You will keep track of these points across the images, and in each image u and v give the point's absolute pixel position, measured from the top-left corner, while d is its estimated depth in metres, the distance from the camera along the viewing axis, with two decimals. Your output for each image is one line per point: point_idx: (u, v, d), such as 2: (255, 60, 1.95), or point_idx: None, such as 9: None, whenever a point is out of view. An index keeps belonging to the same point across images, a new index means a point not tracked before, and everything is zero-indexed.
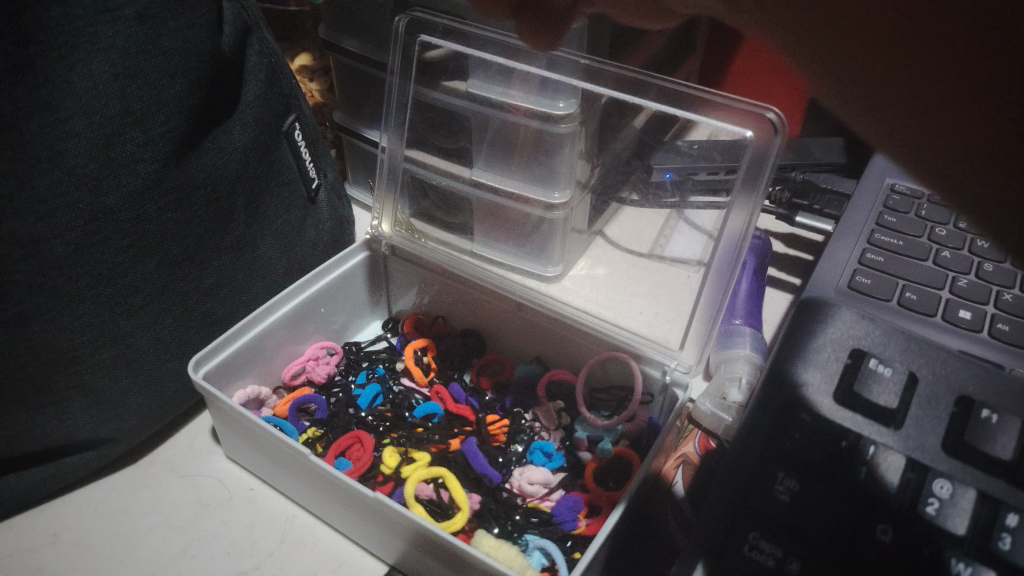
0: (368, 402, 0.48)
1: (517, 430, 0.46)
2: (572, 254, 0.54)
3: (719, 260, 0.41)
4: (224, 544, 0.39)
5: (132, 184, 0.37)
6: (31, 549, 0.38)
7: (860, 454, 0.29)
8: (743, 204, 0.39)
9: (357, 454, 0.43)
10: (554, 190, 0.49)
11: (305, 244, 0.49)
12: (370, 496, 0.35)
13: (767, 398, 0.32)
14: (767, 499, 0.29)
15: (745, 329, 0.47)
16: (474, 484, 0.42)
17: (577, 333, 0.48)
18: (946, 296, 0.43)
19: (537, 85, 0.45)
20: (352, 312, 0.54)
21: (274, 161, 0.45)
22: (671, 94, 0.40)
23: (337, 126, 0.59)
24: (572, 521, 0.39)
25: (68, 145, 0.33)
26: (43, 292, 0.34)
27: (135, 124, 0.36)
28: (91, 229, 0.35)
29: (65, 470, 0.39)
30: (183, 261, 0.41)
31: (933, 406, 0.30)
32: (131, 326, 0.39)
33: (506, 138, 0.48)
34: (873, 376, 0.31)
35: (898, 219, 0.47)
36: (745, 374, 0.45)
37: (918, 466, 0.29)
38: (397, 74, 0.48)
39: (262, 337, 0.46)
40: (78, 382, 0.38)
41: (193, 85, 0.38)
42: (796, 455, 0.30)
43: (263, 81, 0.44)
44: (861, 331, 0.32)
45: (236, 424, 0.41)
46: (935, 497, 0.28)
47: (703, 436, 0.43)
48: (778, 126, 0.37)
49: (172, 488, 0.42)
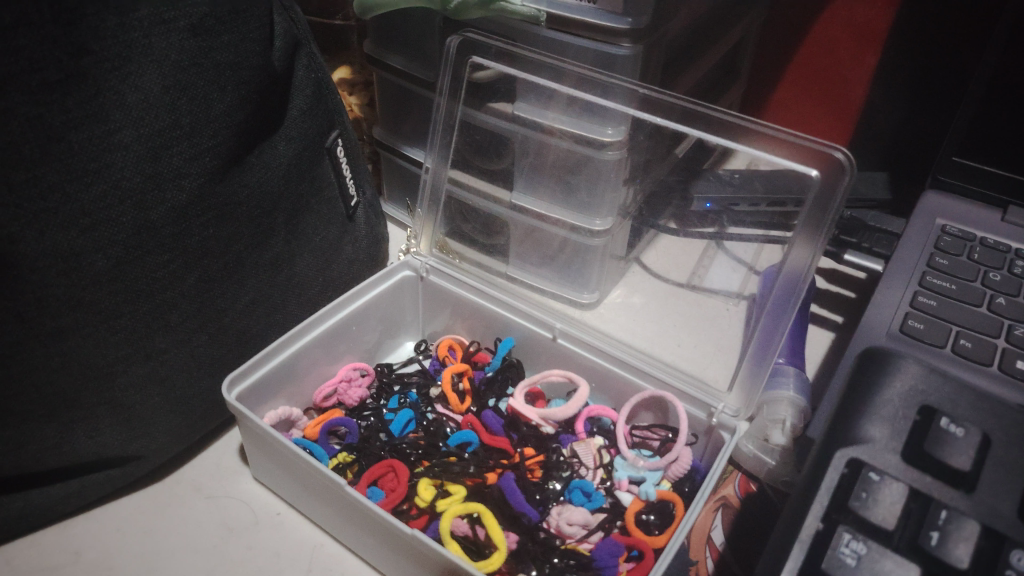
0: (400, 428, 0.46)
1: (555, 466, 0.44)
2: (607, 282, 0.53)
3: (775, 298, 0.41)
4: (250, 571, 0.38)
5: (177, 198, 0.36)
6: (54, 567, 0.37)
7: (931, 519, 0.27)
8: (807, 242, 0.39)
9: (391, 485, 0.41)
10: (596, 217, 0.48)
11: (342, 263, 0.48)
12: (406, 531, 0.34)
13: (829, 456, 0.30)
14: (832, 560, 0.27)
15: (789, 368, 0.45)
16: (511, 522, 0.40)
17: (619, 367, 0.46)
18: (1002, 346, 0.41)
19: (585, 111, 0.44)
20: (386, 332, 0.53)
21: (315, 178, 0.44)
22: (725, 126, 0.39)
23: (376, 142, 0.58)
24: (613, 568, 0.37)
25: (114, 157, 0.33)
26: (82, 306, 0.34)
27: (183, 138, 0.35)
28: (133, 244, 0.35)
29: (91, 486, 0.39)
30: (222, 277, 0.40)
31: (1007, 470, 0.29)
32: (166, 343, 0.38)
33: (541, 160, 0.48)
34: (944, 436, 0.29)
35: (949, 261, 0.46)
36: (790, 416, 0.43)
37: (992, 535, 0.27)
38: (445, 95, 0.47)
39: (296, 357, 0.45)
40: (110, 397, 0.37)
41: (243, 99, 0.37)
42: (867, 518, 0.28)
43: (310, 96, 0.43)
44: (928, 386, 0.31)
45: (268, 448, 0.39)
46: (1012, 569, 0.26)
47: (743, 479, 0.43)
48: (848, 165, 0.36)
49: (198, 509, 0.41)
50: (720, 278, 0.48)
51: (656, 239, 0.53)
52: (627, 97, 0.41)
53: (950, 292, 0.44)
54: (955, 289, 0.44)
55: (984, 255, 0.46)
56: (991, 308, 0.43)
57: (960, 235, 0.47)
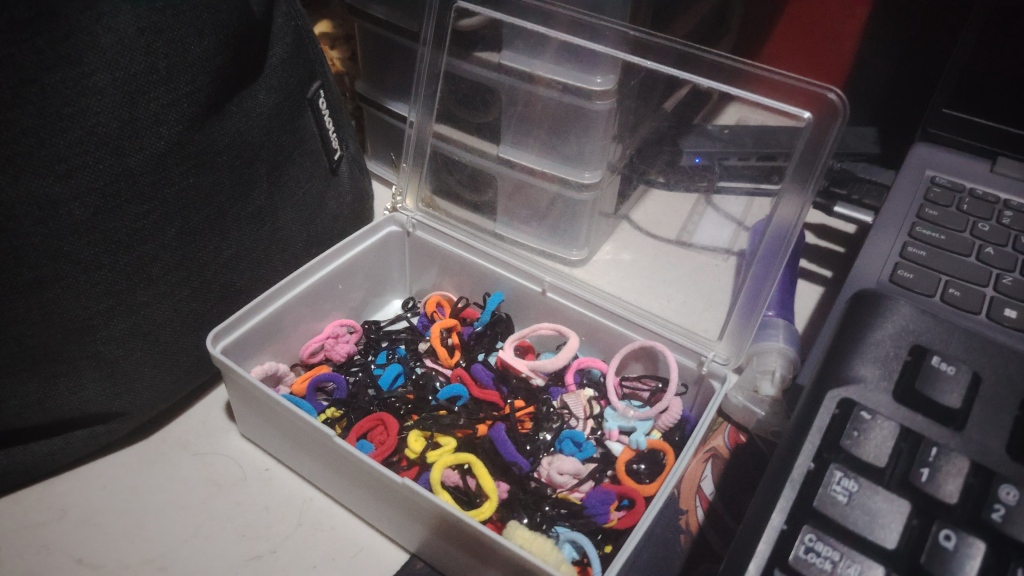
0: (389, 383, 0.46)
1: (546, 417, 0.44)
2: (597, 238, 0.52)
3: (764, 249, 0.40)
4: (239, 526, 0.37)
5: (155, 146, 0.35)
6: (39, 524, 0.37)
7: (921, 456, 0.27)
8: (795, 194, 0.38)
9: (380, 438, 0.41)
10: (585, 169, 0.48)
11: (326, 219, 0.48)
12: (397, 480, 0.34)
13: (820, 397, 0.30)
14: (824, 497, 0.27)
15: (778, 321, 0.45)
16: (502, 472, 0.40)
17: (609, 320, 0.46)
18: (990, 295, 0.41)
19: (572, 58, 0.43)
20: (372, 289, 0.52)
21: (297, 130, 0.43)
22: (715, 67, 0.38)
23: (359, 96, 0.57)
24: (604, 515, 0.37)
25: (89, 101, 0.32)
26: (60, 257, 0.33)
27: (160, 84, 0.34)
28: (111, 192, 0.34)
29: (75, 442, 0.38)
30: (204, 230, 0.39)
31: (996, 408, 0.29)
32: (148, 297, 0.37)
33: (529, 110, 0.47)
34: (936, 374, 0.29)
35: (939, 212, 0.45)
36: (779, 367, 0.43)
37: (981, 471, 0.27)
38: (429, 44, 0.46)
39: (281, 313, 0.45)
40: (92, 351, 0.36)
41: (222, 43, 0.36)
42: (859, 456, 0.28)
43: (290, 44, 0.41)
44: (920, 326, 0.31)
45: (254, 401, 0.39)
46: (1000, 503, 0.26)
47: (733, 430, 0.43)
48: (841, 107, 0.36)
49: (185, 466, 0.40)
50: (709, 233, 0.48)
51: (647, 193, 0.51)
52: (616, 41, 0.41)
53: (939, 242, 0.43)
54: (945, 239, 0.43)
55: (973, 207, 0.45)
56: (980, 257, 0.42)
57: (949, 187, 0.46)
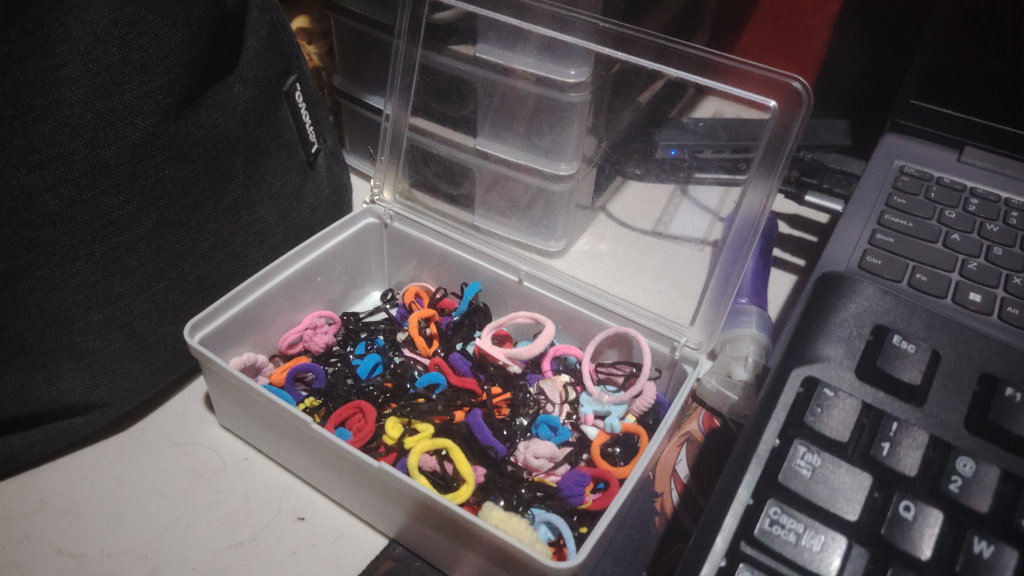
0: (368, 372, 0.47)
1: (522, 403, 0.45)
2: (574, 230, 0.52)
3: (733, 236, 0.41)
4: (219, 514, 0.38)
5: (130, 137, 0.35)
6: (19, 515, 0.37)
7: (882, 431, 0.28)
8: (761, 183, 0.40)
9: (358, 425, 0.42)
10: (560, 160, 0.48)
11: (304, 211, 0.48)
12: (375, 464, 0.34)
13: (786, 376, 0.31)
14: (788, 471, 0.28)
15: (751, 308, 0.46)
16: (479, 457, 0.41)
17: (586, 308, 0.47)
18: (956, 279, 0.41)
19: (546, 51, 0.44)
20: (351, 281, 0.53)
21: (273, 123, 0.44)
22: (684, 58, 0.39)
23: (336, 91, 0.57)
24: (580, 496, 0.38)
25: (63, 91, 0.32)
26: (35, 247, 0.33)
27: (134, 75, 0.34)
28: (86, 182, 0.34)
29: (55, 434, 0.38)
30: (180, 222, 0.39)
31: (955, 384, 0.30)
32: (125, 288, 0.38)
33: (507, 103, 0.47)
34: (897, 352, 0.30)
35: (907, 200, 0.45)
36: (751, 353, 0.44)
37: (939, 444, 0.28)
38: (405, 37, 0.46)
39: (259, 303, 0.45)
40: (68, 343, 0.36)
41: (196, 36, 0.36)
42: (822, 432, 0.28)
43: (265, 38, 0.41)
44: (883, 306, 0.32)
45: (232, 391, 0.39)
46: (958, 474, 0.27)
47: (707, 415, 0.44)
48: (805, 96, 0.37)
49: (165, 456, 0.40)
50: (683, 224, 0.47)
51: (624, 185, 0.50)
52: (588, 32, 0.41)
53: (907, 229, 0.43)
54: (912, 226, 0.44)
55: (940, 194, 0.46)
56: (946, 244, 0.43)
57: (917, 175, 0.47)
